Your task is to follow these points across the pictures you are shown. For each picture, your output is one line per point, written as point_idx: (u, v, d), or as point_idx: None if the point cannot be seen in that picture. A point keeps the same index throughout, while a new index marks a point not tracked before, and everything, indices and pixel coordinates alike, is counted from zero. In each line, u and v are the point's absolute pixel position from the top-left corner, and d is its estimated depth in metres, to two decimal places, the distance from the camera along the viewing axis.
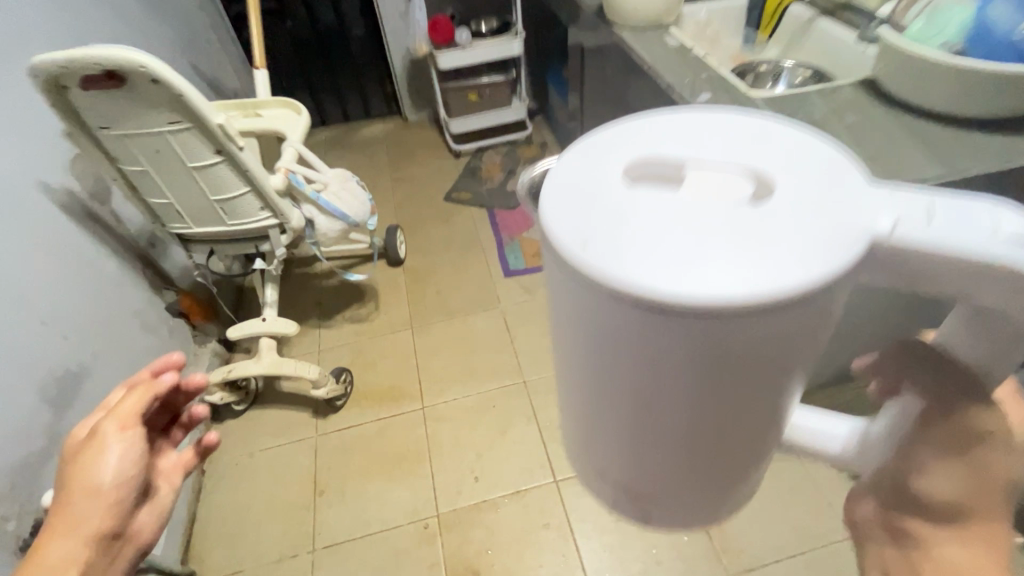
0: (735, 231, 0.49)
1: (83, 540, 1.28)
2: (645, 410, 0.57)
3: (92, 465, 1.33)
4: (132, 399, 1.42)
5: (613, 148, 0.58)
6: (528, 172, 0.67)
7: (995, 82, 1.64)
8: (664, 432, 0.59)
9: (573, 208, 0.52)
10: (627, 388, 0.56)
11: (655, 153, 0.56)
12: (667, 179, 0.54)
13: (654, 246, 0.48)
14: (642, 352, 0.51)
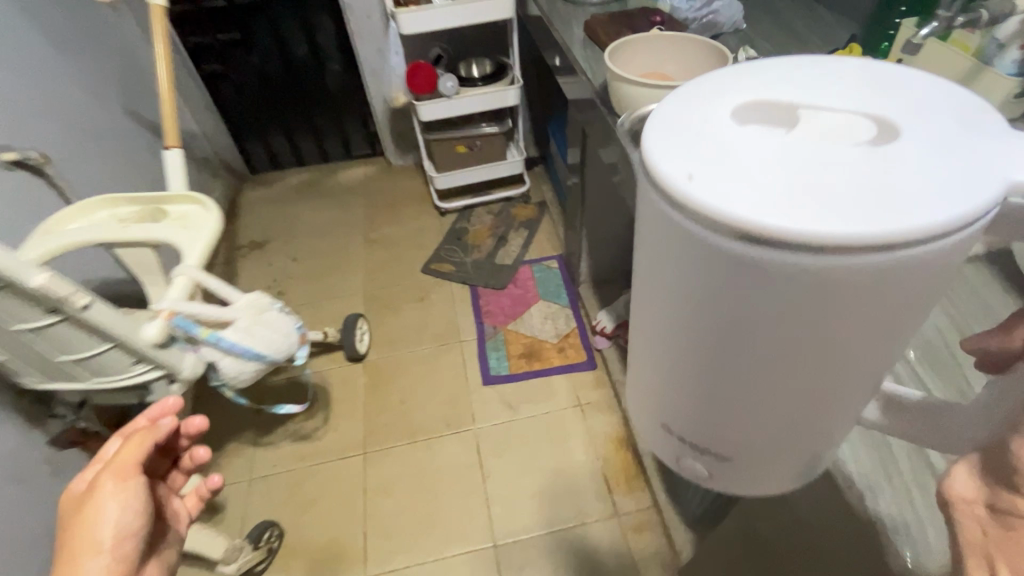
0: (854, 152, 0.39)
1: (115, 557, 0.71)
2: (723, 321, 0.43)
3: (93, 523, 0.70)
4: (155, 433, 0.78)
5: (736, 88, 0.45)
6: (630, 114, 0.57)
7: None
8: (756, 364, 0.45)
9: (677, 143, 0.41)
10: (711, 291, 0.42)
11: (783, 99, 0.43)
12: (786, 120, 0.41)
13: (736, 181, 0.38)
14: (732, 253, 0.38)
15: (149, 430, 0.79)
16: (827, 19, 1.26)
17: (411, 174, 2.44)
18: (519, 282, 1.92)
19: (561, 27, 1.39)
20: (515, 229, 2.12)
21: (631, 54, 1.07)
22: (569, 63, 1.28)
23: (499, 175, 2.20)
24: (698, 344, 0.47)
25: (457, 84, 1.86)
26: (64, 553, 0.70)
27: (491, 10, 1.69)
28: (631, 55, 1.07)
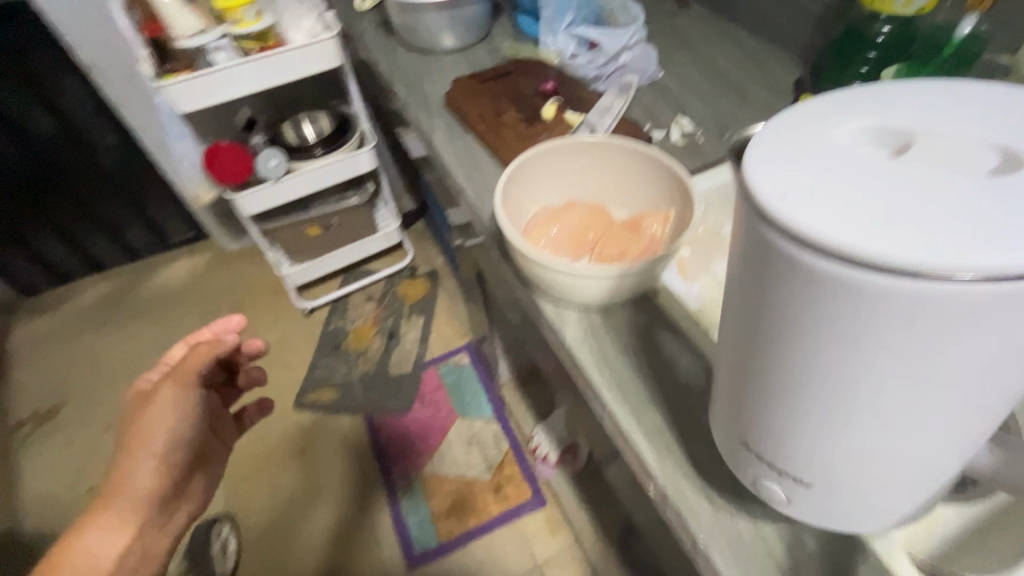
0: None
1: (163, 464, 0.68)
2: (892, 396, 0.29)
3: (154, 423, 0.67)
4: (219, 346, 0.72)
5: (832, 103, 0.31)
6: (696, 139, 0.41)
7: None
8: (948, 424, 0.30)
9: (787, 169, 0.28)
10: (867, 358, 0.28)
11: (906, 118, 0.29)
12: (925, 141, 0.27)
13: (894, 225, 0.24)
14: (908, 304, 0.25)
15: (212, 345, 0.71)
16: (754, 55, 0.97)
17: (253, 261, 1.86)
18: (425, 397, 1.51)
19: (411, 96, 0.95)
20: (405, 317, 1.69)
21: (526, 181, 0.67)
22: (433, 162, 0.86)
23: (373, 250, 1.73)
24: (847, 426, 0.32)
25: (285, 164, 1.35)
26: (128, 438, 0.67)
27: (307, 64, 1.19)
28: (526, 184, 0.67)
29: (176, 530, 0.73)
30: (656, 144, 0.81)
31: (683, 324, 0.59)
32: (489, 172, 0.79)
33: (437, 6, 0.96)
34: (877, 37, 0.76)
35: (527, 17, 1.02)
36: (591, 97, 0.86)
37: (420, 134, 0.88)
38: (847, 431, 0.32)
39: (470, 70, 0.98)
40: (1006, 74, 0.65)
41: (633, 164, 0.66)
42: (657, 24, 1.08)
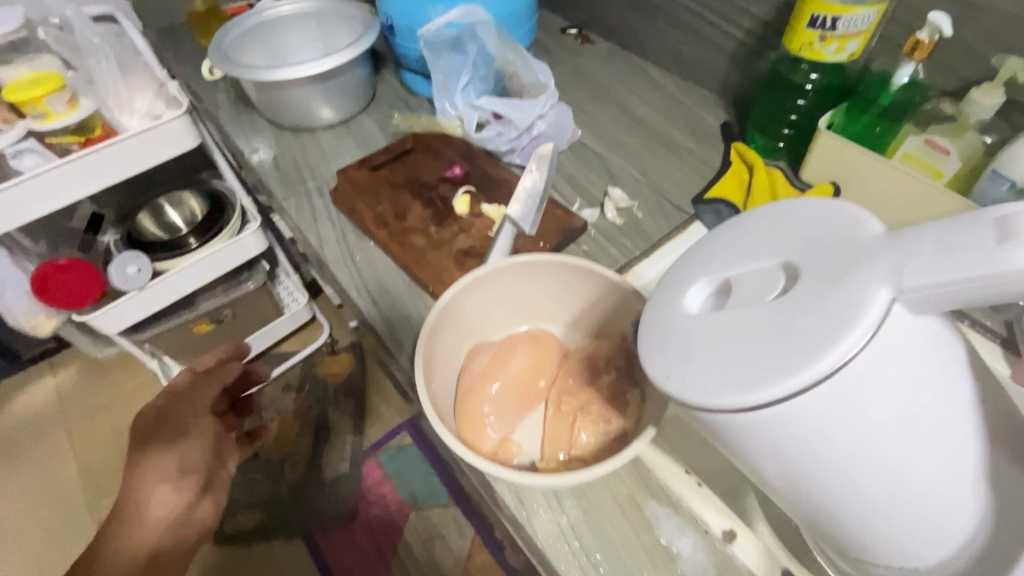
0: (827, 265, 0.33)
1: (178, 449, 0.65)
2: (834, 471, 0.34)
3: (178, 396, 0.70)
4: (220, 375, 0.73)
5: (672, 278, 0.42)
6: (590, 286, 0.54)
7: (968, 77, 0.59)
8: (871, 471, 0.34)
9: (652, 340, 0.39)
10: (800, 454, 0.34)
11: (719, 271, 0.39)
12: (742, 285, 0.37)
13: (720, 362, 0.34)
14: (778, 420, 0.32)
15: (214, 372, 0.74)
16: (673, 96, 0.89)
17: (125, 373, 1.46)
18: (369, 492, 1.29)
19: (289, 196, 0.77)
20: (333, 404, 1.41)
21: (449, 327, 0.53)
22: (331, 284, 0.70)
23: (281, 334, 1.44)
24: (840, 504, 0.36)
25: (149, 267, 1.02)
26: (157, 424, 0.67)
27: (152, 151, 0.94)
28: (450, 331, 0.54)
29: (201, 528, 0.65)
30: (591, 225, 0.70)
31: (674, 488, 0.48)
32: (402, 299, 0.64)
33: (303, 81, 0.78)
34: (805, 84, 0.70)
35: (416, 75, 0.87)
36: (508, 177, 0.73)
37: (309, 249, 0.71)
38: (843, 507, 0.36)
39: (358, 152, 0.83)
40: (950, 120, 0.60)
41: (569, 282, 0.55)
42: (563, 68, 0.97)
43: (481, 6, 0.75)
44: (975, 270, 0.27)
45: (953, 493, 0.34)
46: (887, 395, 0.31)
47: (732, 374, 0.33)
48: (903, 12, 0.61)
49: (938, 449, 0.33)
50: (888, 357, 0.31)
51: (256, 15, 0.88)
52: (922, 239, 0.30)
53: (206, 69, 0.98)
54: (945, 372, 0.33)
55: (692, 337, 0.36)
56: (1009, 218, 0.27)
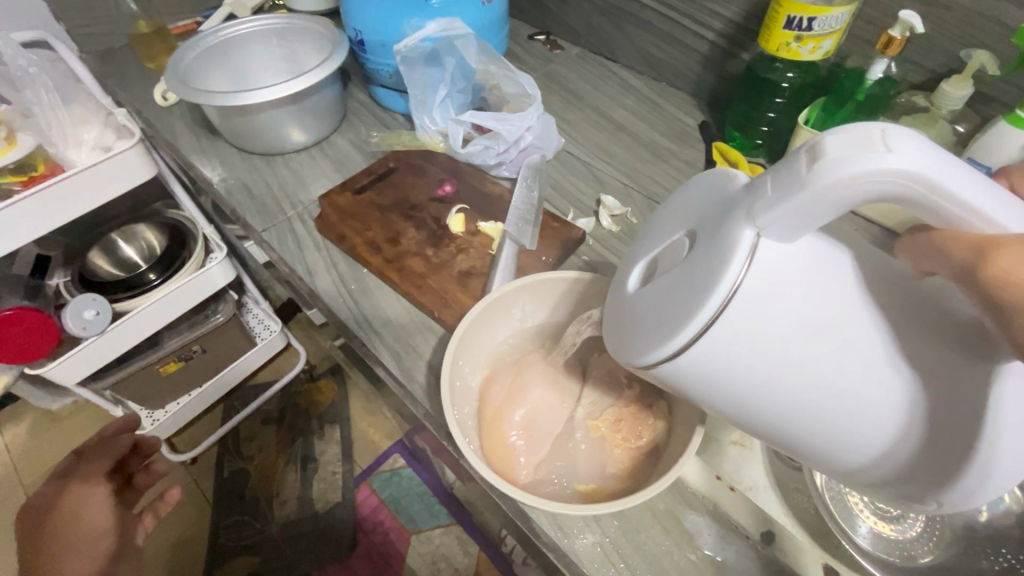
0: (714, 216, 0.34)
1: (84, 511, 0.63)
2: (757, 401, 0.33)
3: (74, 472, 0.68)
4: (116, 441, 0.74)
5: (619, 276, 0.43)
6: (556, 275, 0.54)
7: (934, 69, 0.63)
8: (820, 406, 0.31)
9: (608, 330, 0.40)
10: (727, 393, 0.33)
11: (648, 253, 0.41)
12: (662, 260, 0.38)
13: (643, 332, 0.35)
14: (691, 367, 0.32)
15: (107, 444, 0.73)
16: (649, 99, 0.90)
17: (83, 425, 1.34)
18: (365, 521, 1.24)
19: (269, 226, 0.73)
20: (318, 435, 1.34)
21: (467, 356, 0.53)
22: (324, 317, 0.66)
23: (254, 367, 1.35)
24: (790, 433, 0.34)
25: (109, 308, 0.93)
26: (52, 499, 0.64)
27: (102, 189, 0.85)
28: (469, 360, 0.53)
29: None
30: (587, 234, 0.70)
31: (707, 494, 0.49)
32: (405, 328, 0.61)
33: (273, 103, 0.74)
34: (782, 82, 0.72)
35: (389, 90, 0.84)
36: (499, 192, 0.72)
37: (297, 282, 0.67)
38: (796, 437, 0.34)
39: (336, 175, 0.79)
40: (923, 111, 0.63)
41: (577, 297, 0.55)
42: (535, 75, 0.97)
43: (456, 17, 0.73)
44: (802, 191, 0.28)
45: (891, 401, 0.30)
46: (775, 312, 0.30)
47: (647, 336, 0.34)
48: (873, 12, 0.64)
49: (849, 355, 0.30)
50: (774, 278, 0.30)
51: (211, 36, 0.82)
52: (766, 177, 0.31)
53: (158, 95, 0.92)
54: (844, 282, 0.31)
55: (629, 320, 0.37)
56: (815, 144, 0.29)
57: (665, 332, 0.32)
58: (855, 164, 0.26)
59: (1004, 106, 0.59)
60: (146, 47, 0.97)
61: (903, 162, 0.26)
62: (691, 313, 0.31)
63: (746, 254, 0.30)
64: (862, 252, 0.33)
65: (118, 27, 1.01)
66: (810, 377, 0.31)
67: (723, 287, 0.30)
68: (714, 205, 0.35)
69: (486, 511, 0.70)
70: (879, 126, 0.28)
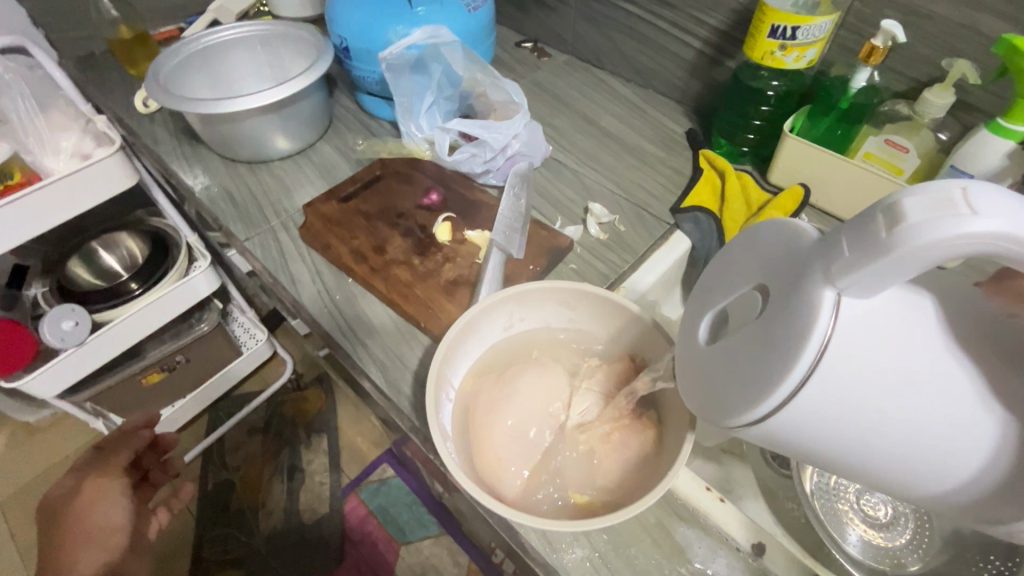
0: (787, 271, 0.33)
1: (99, 504, 0.62)
2: (849, 454, 0.32)
3: (93, 462, 0.66)
4: (135, 436, 0.69)
5: (688, 323, 0.43)
6: (525, 286, 0.53)
7: (915, 77, 0.63)
8: (918, 458, 0.30)
9: (684, 381, 0.40)
10: (819, 446, 0.32)
11: (716, 304, 0.40)
12: (735, 313, 0.37)
13: (728, 390, 0.34)
14: (781, 427, 0.31)
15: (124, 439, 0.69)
16: (636, 105, 0.90)
17: (63, 438, 1.31)
18: (354, 532, 1.22)
19: (253, 235, 0.72)
20: (305, 445, 1.32)
21: (451, 367, 0.51)
22: (309, 327, 0.65)
23: (240, 377, 1.32)
24: (887, 481, 0.32)
25: (89, 319, 0.91)
26: (74, 486, 0.63)
27: (81, 197, 0.83)
28: (453, 370, 0.52)
29: None
30: (576, 242, 0.69)
31: (696, 506, 0.48)
32: (391, 338, 0.60)
33: (257, 110, 0.73)
34: (766, 90, 0.72)
35: (376, 97, 0.83)
36: (486, 199, 0.72)
37: (280, 291, 0.66)
38: (893, 484, 0.32)
39: (321, 183, 0.78)
40: (906, 119, 0.63)
41: (584, 300, 0.53)
42: (522, 82, 0.97)
43: (443, 25, 0.73)
44: (885, 258, 0.27)
45: (981, 443, 0.29)
46: (864, 368, 0.29)
47: (732, 397, 0.33)
48: (855, 21, 0.65)
49: (941, 406, 0.29)
50: (862, 331, 0.29)
51: (193, 43, 0.81)
52: (839, 234, 0.30)
53: (139, 102, 0.90)
54: (928, 325, 0.30)
55: (711, 376, 0.37)
56: (892, 205, 0.27)
57: (753, 396, 0.32)
58: (940, 229, 0.25)
59: (984, 114, 0.60)
60: (126, 52, 0.95)
61: (991, 226, 0.25)
62: (779, 377, 0.30)
63: (830, 313, 0.29)
64: (941, 287, 0.31)
65: (98, 32, 1.00)
66: (899, 431, 0.30)
67: (812, 346, 0.29)
68: (783, 258, 0.34)
69: (475, 523, 0.69)
70: (964, 187, 0.26)
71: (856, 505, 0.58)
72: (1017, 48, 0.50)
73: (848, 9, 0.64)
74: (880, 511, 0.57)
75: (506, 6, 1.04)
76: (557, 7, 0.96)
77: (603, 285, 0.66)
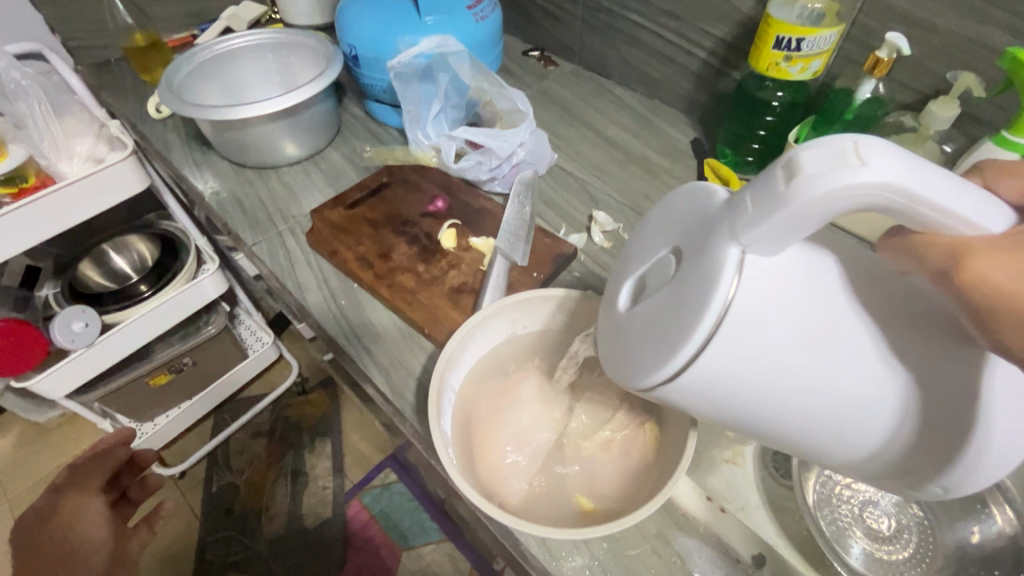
0: (698, 233, 0.34)
1: (78, 521, 0.62)
2: (756, 414, 0.33)
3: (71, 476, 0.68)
4: (112, 453, 0.73)
5: (612, 290, 0.43)
6: (521, 297, 0.53)
7: (921, 89, 0.63)
8: (822, 412, 0.31)
9: (605, 347, 0.40)
10: (730, 406, 0.33)
11: (636, 270, 0.40)
12: (651, 278, 0.38)
13: (640, 353, 0.34)
14: (688, 387, 0.32)
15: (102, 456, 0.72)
16: (641, 115, 0.91)
17: (71, 438, 1.32)
18: (356, 537, 1.22)
19: (260, 240, 0.73)
20: (309, 448, 1.33)
21: (451, 376, 0.51)
22: (314, 332, 0.66)
23: (245, 379, 1.33)
24: (799, 438, 0.33)
25: (98, 320, 0.92)
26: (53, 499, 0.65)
27: (94, 200, 0.84)
28: (453, 378, 0.51)
29: None
30: (579, 250, 0.70)
31: (699, 517, 0.48)
32: (395, 344, 0.61)
33: (267, 117, 0.74)
34: (772, 101, 0.72)
35: (383, 105, 0.84)
36: (491, 207, 0.72)
37: (287, 296, 0.67)
38: (804, 442, 0.33)
39: (329, 189, 0.79)
40: (911, 131, 0.63)
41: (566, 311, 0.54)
42: (528, 91, 0.98)
43: (450, 35, 0.74)
44: (782, 211, 0.27)
45: (886, 398, 0.30)
46: (771, 326, 0.30)
47: (643, 358, 0.34)
48: (860, 34, 0.65)
49: (844, 361, 0.30)
50: (765, 289, 0.30)
51: (206, 50, 0.83)
52: (746, 193, 0.30)
53: (152, 108, 0.92)
54: (832, 285, 0.31)
55: (626, 338, 0.37)
56: (791, 161, 0.28)
57: (660, 355, 0.32)
58: (831, 180, 0.26)
59: (990, 126, 0.60)
60: (141, 60, 0.97)
61: (880, 175, 0.26)
62: (685, 337, 0.30)
63: (734, 271, 0.29)
64: (849, 252, 0.32)
65: (114, 40, 1.02)
66: (804, 385, 0.30)
67: (716, 305, 0.29)
68: (696, 222, 0.35)
69: (475, 529, 0.70)
70: (851, 140, 0.27)
71: (859, 516, 0.57)
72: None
73: (854, 22, 0.65)
74: (883, 524, 0.57)
75: (514, 15, 1.05)
76: (564, 17, 0.97)
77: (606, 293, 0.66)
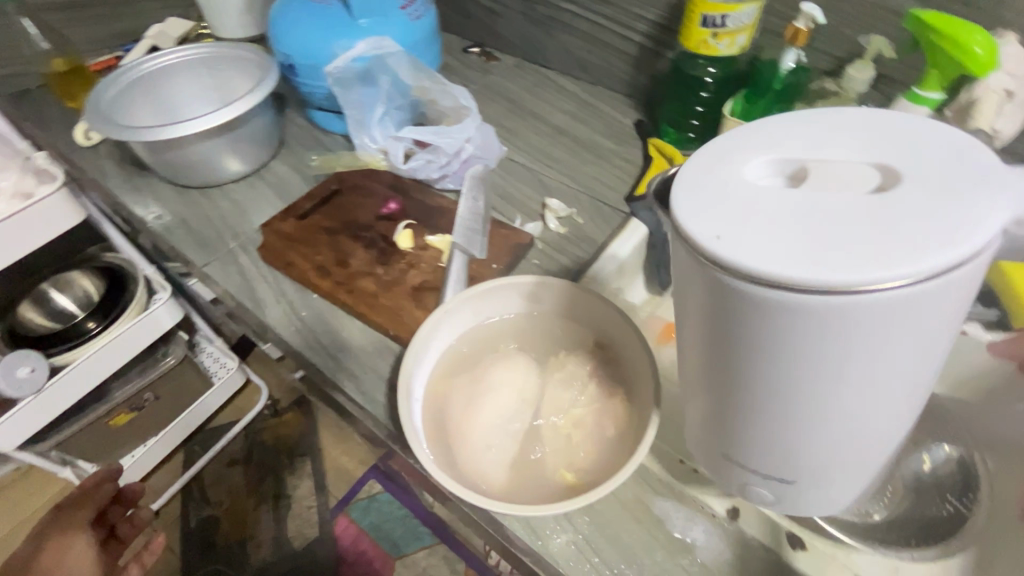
0: (933, 182, 0.29)
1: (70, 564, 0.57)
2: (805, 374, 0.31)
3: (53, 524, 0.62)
4: (98, 494, 0.67)
5: (731, 144, 0.33)
6: (493, 285, 0.55)
7: (839, 57, 0.67)
8: (862, 392, 0.31)
9: (710, 192, 0.30)
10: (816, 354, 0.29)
11: (794, 151, 0.32)
12: (816, 168, 0.30)
13: (797, 238, 0.27)
14: (848, 310, 0.26)
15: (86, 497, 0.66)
16: (585, 102, 0.93)
17: (33, 490, 1.25)
18: (347, 552, 1.20)
19: (213, 260, 0.71)
20: (288, 470, 1.30)
21: (416, 371, 0.52)
22: (278, 348, 0.65)
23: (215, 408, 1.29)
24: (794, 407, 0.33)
25: (45, 364, 0.88)
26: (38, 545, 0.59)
27: (28, 237, 0.80)
28: (419, 374, 0.52)
29: None
30: (538, 239, 0.71)
31: (674, 480, 0.50)
32: (364, 350, 0.60)
33: (207, 134, 0.72)
34: (704, 78, 0.76)
35: (326, 112, 0.83)
36: (446, 204, 0.72)
37: (246, 314, 0.66)
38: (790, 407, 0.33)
39: (279, 202, 0.77)
40: (834, 96, 0.67)
41: (540, 292, 0.56)
42: (474, 87, 0.98)
43: (387, 35, 0.73)
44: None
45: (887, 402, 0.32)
46: (931, 321, 0.28)
47: (823, 256, 0.26)
48: (780, 6, 0.68)
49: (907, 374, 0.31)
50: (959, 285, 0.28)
51: (133, 70, 0.80)
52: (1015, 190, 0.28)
53: (81, 134, 0.87)
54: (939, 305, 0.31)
55: (753, 207, 0.29)
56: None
57: (865, 268, 0.26)
58: None
59: (905, 86, 0.64)
60: (64, 86, 0.92)
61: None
62: (913, 273, 0.25)
63: (984, 252, 0.26)
64: None
65: (32, 67, 0.96)
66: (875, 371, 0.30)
67: (953, 267, 0.26)
68: (929, 165, 0.30)
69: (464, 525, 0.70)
70: None
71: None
72: (927, 22, 0.54)
73: None
74: None
75: (452, 13, 1.05)
76: (502, 12, 0.98)
77: (567, 278, 0.67)
